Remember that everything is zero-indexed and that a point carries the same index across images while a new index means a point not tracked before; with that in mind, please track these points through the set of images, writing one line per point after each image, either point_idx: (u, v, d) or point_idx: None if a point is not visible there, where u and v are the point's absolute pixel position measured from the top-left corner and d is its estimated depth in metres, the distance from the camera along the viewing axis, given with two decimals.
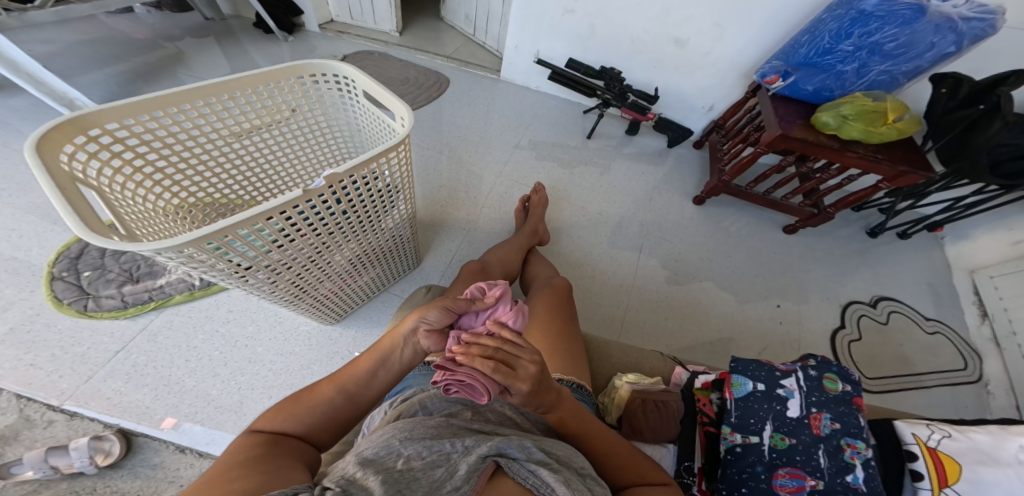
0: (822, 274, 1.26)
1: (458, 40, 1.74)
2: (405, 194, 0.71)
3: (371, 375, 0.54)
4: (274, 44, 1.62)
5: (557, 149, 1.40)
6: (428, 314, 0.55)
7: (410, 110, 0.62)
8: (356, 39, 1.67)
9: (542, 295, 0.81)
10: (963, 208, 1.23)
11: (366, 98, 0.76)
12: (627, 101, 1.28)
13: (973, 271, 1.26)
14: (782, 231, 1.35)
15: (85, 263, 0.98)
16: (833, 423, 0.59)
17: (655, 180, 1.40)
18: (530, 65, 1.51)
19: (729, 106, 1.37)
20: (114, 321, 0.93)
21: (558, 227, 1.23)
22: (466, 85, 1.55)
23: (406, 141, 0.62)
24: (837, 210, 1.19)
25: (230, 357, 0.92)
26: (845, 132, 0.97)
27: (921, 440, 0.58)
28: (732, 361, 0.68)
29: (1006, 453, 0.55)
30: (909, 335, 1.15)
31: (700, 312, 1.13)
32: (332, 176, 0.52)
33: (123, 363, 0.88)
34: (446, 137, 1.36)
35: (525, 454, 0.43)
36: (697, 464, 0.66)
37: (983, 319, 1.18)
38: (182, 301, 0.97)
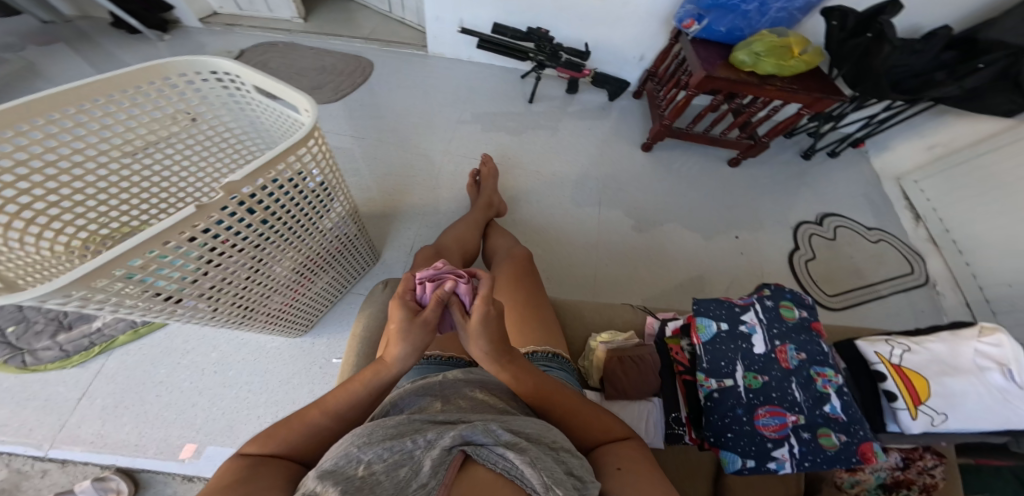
0: (777, 203, 1.30)
1: (372, 19, 1.62)
2: (335, 189, 0.66)
3: (363, 402, 0.52)
4: (151, 46, 1.47)
5: (502, 118, 1.36)
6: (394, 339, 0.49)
7: (315, 103, 0.57)
8: (251, 31, 1.53)
9: (505, 267, 0.80)
10: (878, 123, 1.29)
11: (261, 94, 0.70)
12: (560, 60, 1.24)
13: (899, 178, 1.34)
14: (726, 164, 1.36)
15: (6, 317, 0.87)
16: (800, 354, 0.63)
17: (604, 135, 1.38)
18: (455, 35, 1.42)
19: (658, 54, 1.34)
20: (62, 370, 0.87)
21: (514, 195, 1.20)
22: (391, 65, 1.46)
23: (317, 133, 0.57)
24: (770, 138, 1.21)
25: (204, 385, 0.88)
26: (761, 68, 0.97)
27: (885, 358, 0.62)
28: (694, 303, 0.69)
29: (953, 357, 0.61)
30: (856, 247, 1.23)
31: (669, 255, 1.16)
32: (230, 184, 0.47)
33: (92, 409, 0.83)
34: (379, 121, 1.30)
35: (492, 438, 0.42)
36: (684, 413, 0.67)
37: (916, 222, 1.27)
38: (128, 341, 0.91)
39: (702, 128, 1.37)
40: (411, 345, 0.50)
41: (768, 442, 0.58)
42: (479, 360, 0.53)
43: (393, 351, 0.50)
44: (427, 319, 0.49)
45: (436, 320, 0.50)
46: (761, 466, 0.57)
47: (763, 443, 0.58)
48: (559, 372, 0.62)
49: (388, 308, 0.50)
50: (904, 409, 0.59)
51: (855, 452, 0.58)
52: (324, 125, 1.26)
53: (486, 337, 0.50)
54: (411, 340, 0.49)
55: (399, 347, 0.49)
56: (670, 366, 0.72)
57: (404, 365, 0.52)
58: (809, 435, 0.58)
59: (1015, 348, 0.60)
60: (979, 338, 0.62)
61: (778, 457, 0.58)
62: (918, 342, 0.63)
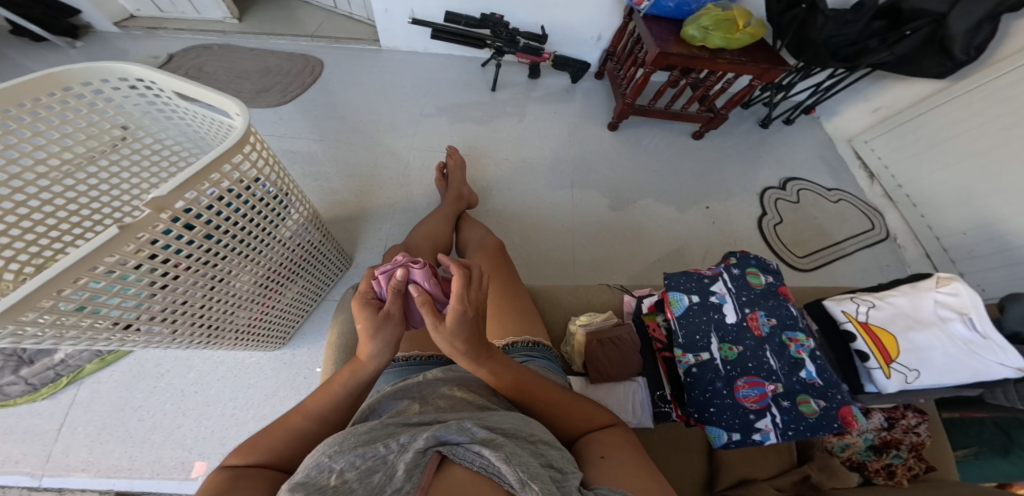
0: (745, 172, 1.32)
1: (316, 15, 1.55)
2: (288, 195, 0.64)
3: (346, 402, 0.52)
4: (61, 53, 1.37)
5: (466, 108, 1.33)
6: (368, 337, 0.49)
7: (244, 105, 0.53)
8: (179, 34, 1.45)
9: (478, 259, 0.80)
10: (825, 90, 1.33)
11: (183, 99, 0.63)
12: (519, 45, 1.22)
13: (851, 140, 1.41)
14: (692, 138, 1.37)
15: None
16: (771, 320, 0.65)
17: (571, 117, 1.36)
18: (408, 26, 1.37)
19: (615, 33, 1.33)
20: (34, 403, 0.84)
21: (485, 186, 1.18)
22: (343, 62, 1.41)
23: (253, 136, 0.54)
24: (728, 109, 1.23)
25: (186, 406, 0.87)
26: (710, 42, 0.98)
27: (852, 317, 0.64)
28: (665, 281, 0.70)
29: (912, 309, 0.63)
30: (819, 207, 1.28)
31: (645, 231, 1.17)
32: (155, 200, 0.44)
33: (75, 437, 0.82)
34: (338, 121, 1.26)
35: (467, 436, 0.42)
36: (668, 391, 0.68)
37: (871, 179, 1.35)
38: (96, 369, 0.89)
39: (664, 104, 1.37)
40: (383, 341, 0.50)
41: (750, 414, 0.59)
42: (456, 359, 0.51)
43: (369, 349, 0.50)
44: (390, 312, 0.49)
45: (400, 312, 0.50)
46: (746, 439, 0.57)
47: (746, 415, 0.58)
48: (541, 360, 0.63)
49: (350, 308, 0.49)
50: (879, 368, 0.61)
51: (836, 417, 0.59)
52: (278, 130, 1.21)
53: (466, 338, 0.48)
54: (382, 335, 0.49)
55: (372, 344, 0.50)
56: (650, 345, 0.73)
57: (381, 362, 0.52)
58: (788, 402, 0.59)
59: (972, 296, 0.61)
60: (937, 289, 0.63)
61: (761, 428, 0.58)
62: (882, 298, 0.65)
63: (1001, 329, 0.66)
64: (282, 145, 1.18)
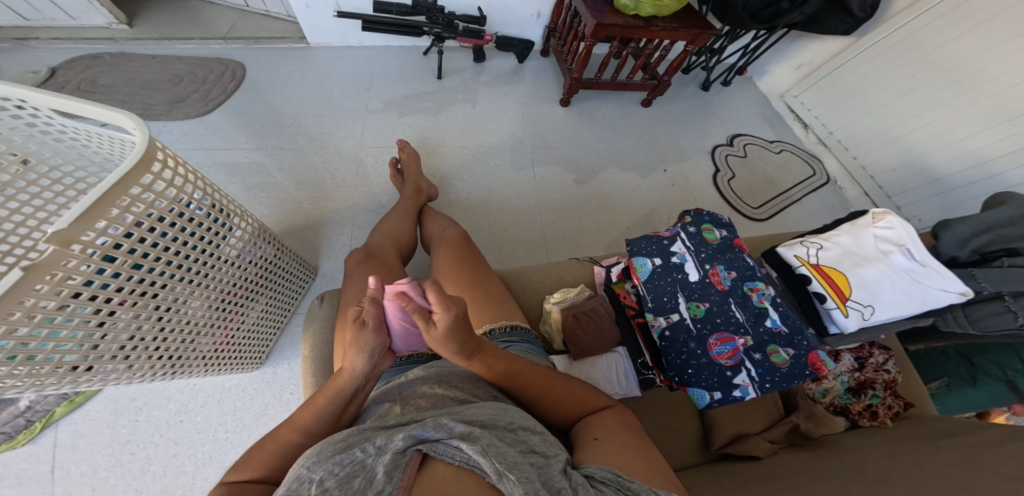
0: (697, 133, 1.35)
1: (227, 15, 1.44)
2: (225, 211, 0.61)
3: (335, 411, 0.50)
4: None
5: (412, 99, 1.29)
6: (361, 351, 0.50)
7: (141, 120, 0.49)
8: (53, 43, 1.33)
9: (443, 252, 0.79)
10: (753, 51, 1.37)
11: (65, 117, 0.56)
12: (459, 29, 1.19)
13: (782, 96, 1.46)
14: (641, 106, 1.39)
15: None
16: (731, 273, 0.67)
17: (521, 97, 1.35)
18: (336, 20, 1.30)
19: (553, 8, 1.30)
20: (15, 450, 0.79)
21: (444, 176, 1.16)
22: (270, 64, 1.33)
23: (160, 151, 0.50)
24: (670, 75, 1.25)
25: (175, 435, 0.84)
26: (641, 10, 0.98)
27: (805, 260, 0.68)
28: (630, 249, 0.73)
29: (857, 247, 0.66)
30: (766, 159, 1.33)
31: (609, 201, 1.19)
32: (58, 235, 0.41)
33: (75, 474, 0.79)
34: (278, 126, 1.20)
35: (445, 431, 0.42)
36: (649, 358, 0.69)
37: (806, 129, 1.40)
38: (68, 412, 0.84)
39: (609, 75, 1.37)
40: (363, 345, 0.50)
41: (727, 371, 0.60)
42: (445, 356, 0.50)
43: (362, 360, 0.51)
44: (365, 318, 0.51)
45: (373, 319, 0.51)
46: (728, 396, 0.59)
47: (722, 372, 0.60)
48: (522, 343, 0.64)
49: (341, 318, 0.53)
50: (836, 308, 0.63)
51: (806, 364, 0.60)
52: (205, 142, 1.14)
53: (458, 339, 0.47)
54: (358, 342, 0.50)
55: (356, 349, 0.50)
56: (624, 312, 0.75)
57: (370, 371, 0.53)
58: (760, 354, 0.61)
59: (905, 229, 0.66)
60: (874, 225, 0.68)
61: (740, 383, 0.59)
62: (828, 239, 0.69)
63: (941, 256, 0.71)
64: (217, 158, 1.12)
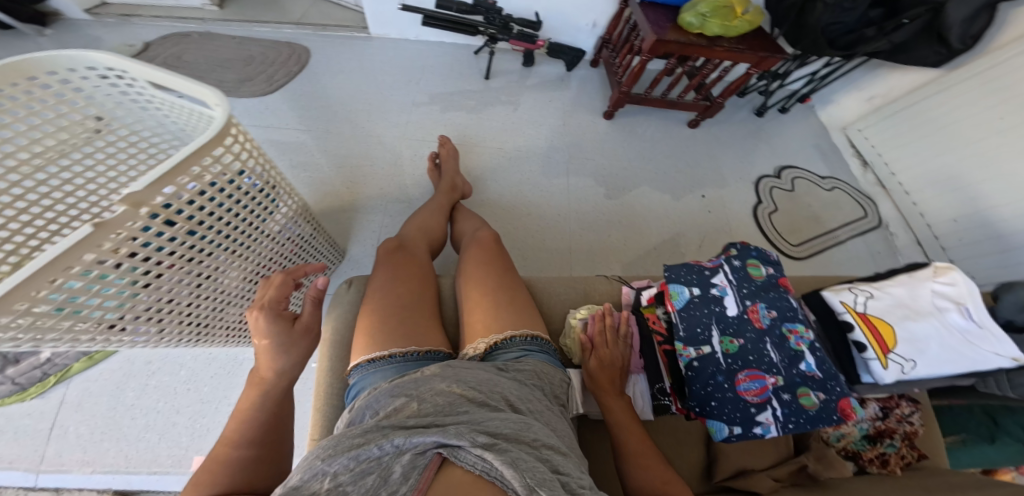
0: (736, 158, 1.33)
1: (302, 1, 1.50)
2: (275, 187, 0.63)
3: (269, 422, 0.51)
4: (39, 45, 1.31)
5: (456, 96, 1.31)
6: (281, 356, 0.54)
7: (223, 95, 0.51)
8: (154, 22, 1.40)
9: (473, 254, 0.79)
10: (821, 79, 1.34)
11: (157, 90, 0.58)
12: (513, 32, 1.20)
13: (843, 128, 1.43)
14: (688, 127, 1.37)
15: None
16: (771, 312, 0.65)
17: (565, 106, 1.35)
18: (398, 13, 1.33)
19: (610, 19, 1.30)
20: (22, 403, 0.83)
21: (477, 176, 1.17)
22: (330, 51, 1.37)
23: (234, 127, 0.52)
24: (726, 98, 1.22)
25: (178, 404, 0.87)
26: (707, 30, 0.97)
27: (850, 307, 0.64)
28: (665, 273, 0.71)
29: (914, 300, 0.63)
30: (814, 195, 1.29)
31: (639, 218, 1.17)
32: (131, 196, 0.43)
33: (68, 436, 0.81)
34: (326, 113, 1.23)
35: (468, 440, 0.41)
36: (668, 384, 0.67)
37: (865, 167, 1.37)
38: (84, 368, 0.87)
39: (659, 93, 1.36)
40: (300, 350, 0.56)
41: (751, 407, 0.59)
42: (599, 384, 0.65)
43: (286, 363, 0.54)
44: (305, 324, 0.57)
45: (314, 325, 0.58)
46: (747, 433, 0.58)
47: (746, 409, 0.59)
48: (540, 354, 0.64)
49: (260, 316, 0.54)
50: (875, 359, 0.60)
51: (835, 409, 0.58)
52: (261, 120, 1.18)
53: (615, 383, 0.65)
54: (296, 350, 0.55)
55: (283, 357, 0.54)
56: (650, 336, 0.72)
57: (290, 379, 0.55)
58: (789, 395, 0.59)
59: (968, 286, 0.63)
60: (935, 279, 0.65)
61: (762, 421, 0.58)
62: (880, 288, 0.65)
63: (996, 318, 0.67)
64: (270, 136, 1.16)
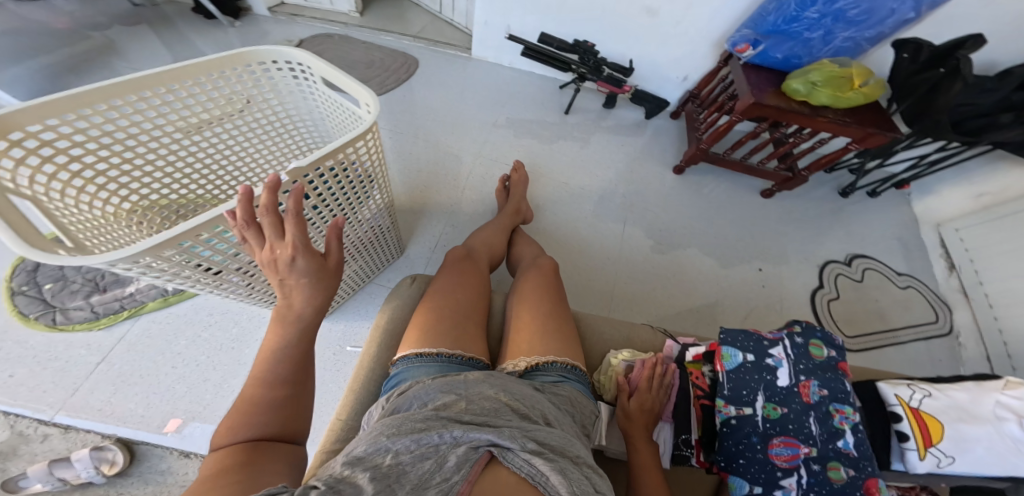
0: (800, 236, 1.31)
1: (422, 17, 1.68)
2: (380, 182, 0.72)
3: (291, 358, 0.48)
4: (222, 31, 1.54)
5: (535, 125, 1.40)
6: (314, 294, 0.47)
7: (377, 102, 0.63)
8: (312, 22, 1.60)
9: (530, 275, 0.81)
10: (928, 164, 1.28)
11: (325, 86, 0.81)
12: (603, 74, 1.27)
13: (939, 225, 1.34)
14: (760, 196, 1.38)
15: (44, 275, 0.97)
16: (822, 390, 0.61)
17: (636, 152, 1.40)
18: (503, 41, 1.45)
19: (703, 76, 1.36)
20: (89, 332, 0.92)
21: (540, 205, 1.23)
22: (437, 64, 1.51)
23: (373, 128, 0.62)
24: (811, 172, 1.22)
25: (218, 361, 0.93)
26: (814, 98, 0.98)
27: (904, 401, 0.60)
28: (720, 333, 0.67)
29: (977, 406, 0.59)
30: (884, 290, 1.24)
31: (684, 276, 1.17)
32: (295, 170, 0.53)
33: (110, 371, 0.88)
34: (420, 121, 1.34)
35: (519, 443, 0.41)
36: (695, 436, 0.65)
37: (951, 271, 1.26)
38: (156, 308, 0.97)
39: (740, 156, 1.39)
40: (334, 289, 0.50)
41: (778, 471, 0.57)
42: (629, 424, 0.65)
43: (319, 301, 0.48)
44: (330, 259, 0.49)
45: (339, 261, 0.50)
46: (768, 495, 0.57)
47: (772, 472, 0.57)
48: (576, 383, 0.63)
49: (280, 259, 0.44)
50: (914, 450, 0.58)
51: (862, 487, 0.56)
52: None
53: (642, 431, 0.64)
54: (328, 290, 0.48)
55: (311, 297, 0.47)
56: (689, 390, 0.68)
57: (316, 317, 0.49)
58: (819, 467, 0.57)
59: None
60: (1004, 391, 0.60)
61: (785, 486, 0.57)
62: (939, 389, 0.61)
63: None
64: None
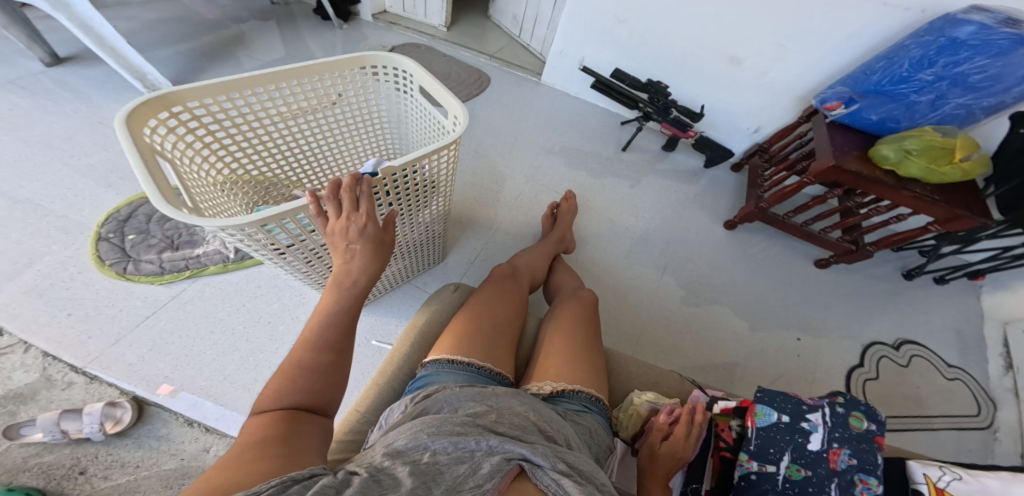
0: (843, 311, 1.23)
1: (502, 39, 1.82)
2: (443, 190, 0.79)
3: (341, 326, 0.51)
4: (331, 30, 1.74)
5: (590, 158, 1.44)
6: (365, 261, 0.55)
7: (465, 121, 0.70)
8: (403, 30, 1.78)
9: (569, 304, 0.81)
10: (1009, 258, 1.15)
11: (420, 96, 0.88)
12: (669, 116, 1.30)
13: (1006, 323, 1.19)
14: (814, 265, 1.31)
15: (131, 226, 1.07)
16: (852, 459, 0.55)
17: (686, 200, 1.40)
18: (574, 71, 1.57)
19: (777, 130, 1.36)
20: (151, 285, 1.00)
21: (582, 236, 1.25)
22: (509, 85, 1.62)
23: (455, 142, 0.69)
24: (877, 248, 1.16)
25: (251, 334, 0.97)
26: (904, 168, 0.93)
27: (931, 480, 0.55)
28: (757, 389, 0.62)
29: None
30: (927, 379, 1.11)
31: (711, 331, 1.13)
32: (386, 167, 0.60)
33: (151, 329, 0.94)
34: (484, 137, 1.42)
35: (550, 463, 0.40)
36: (706, 486, 0.62)
37: (1007, 371, 1.12)
38: (215, 272, 1.04)
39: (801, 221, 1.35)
40: (382, 264, 0.58)
41: None
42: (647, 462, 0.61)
43: (370, 268, 0.56)
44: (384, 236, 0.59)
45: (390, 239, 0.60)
46: None
47: None
48: (597, 416, 0.61)
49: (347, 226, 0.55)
50: None
51: None
52: None
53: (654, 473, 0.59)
54: (378, 260, 0.57)
55: (364, 262, 0.55)
56: (710, 440, 0.65)
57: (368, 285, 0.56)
58: None
59: None
60: None
61: None
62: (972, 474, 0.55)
63: None
64: None
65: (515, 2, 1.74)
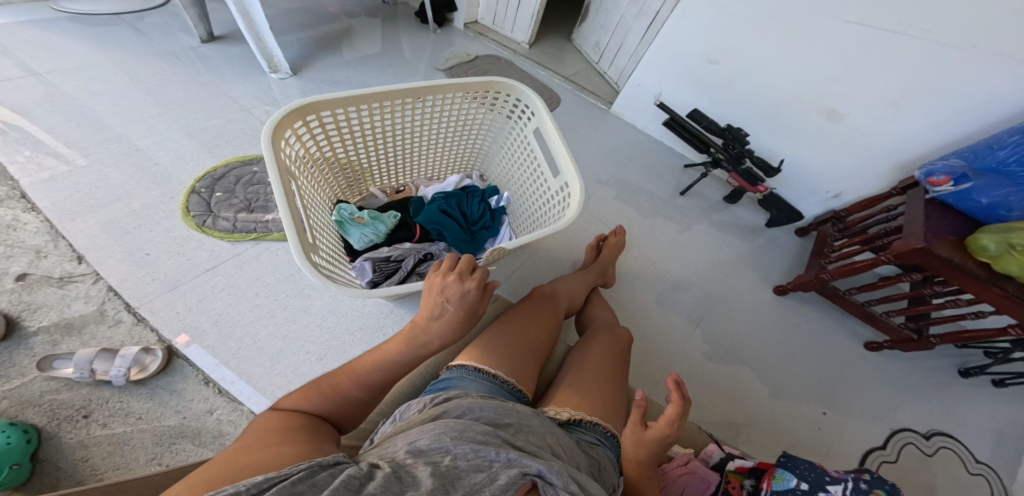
0: (882, 395, 1.11)
1: (579, 63, 1.89)
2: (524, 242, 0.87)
3: (391, 373, 0.54)
4: (424, 32, 1.87)
5: (645, 194, 1.43)
6: (444, 332, 0.54)
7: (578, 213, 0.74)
8: (489, 42, 1.89)
9: (601, 337, 0.79)
10: None
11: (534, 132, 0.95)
12: (741, 166, 1.28)
13: None
14: (862, 346, 1.20)
15: (221, 185, 1.18)
16: None
17: (738, 255, 1.34)
18: (647, 104, 1.59)
19: (860, 199, 1.29)
20: (220, 240, 1.08)
21: (622, 272, 1.23)
22: (578, 109, 1.68)
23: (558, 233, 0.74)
24: (941, 342, 1.05)
25: (291, 304, 1.02)
26: (1002, 262, 0.84)
27: None
28: (781, 454, 0.57)
29: None
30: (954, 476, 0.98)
31: (734, 394, 1.05)
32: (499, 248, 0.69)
33: (207, 281, 1.01)
34: None
35: (563, 483, 0.38)
36: None
37: None
38: (276, 240, 1.12)
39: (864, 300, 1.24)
40: (460, 334, 0.56)
41: None
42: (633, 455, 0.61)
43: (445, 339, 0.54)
44: (475, 310, 0.57)
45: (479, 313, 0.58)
46: None
47: None
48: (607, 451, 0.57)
49: (448, 290, 0.54)
50: None
51: None
52: None
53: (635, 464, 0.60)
54: (457, 332, 0.55)
55: (441, 330, 0.54)
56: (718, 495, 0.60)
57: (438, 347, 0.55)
58: None
59: None
60: None
61: None
62: None
63: None
64: None
65: (600, 30, 1.79)
